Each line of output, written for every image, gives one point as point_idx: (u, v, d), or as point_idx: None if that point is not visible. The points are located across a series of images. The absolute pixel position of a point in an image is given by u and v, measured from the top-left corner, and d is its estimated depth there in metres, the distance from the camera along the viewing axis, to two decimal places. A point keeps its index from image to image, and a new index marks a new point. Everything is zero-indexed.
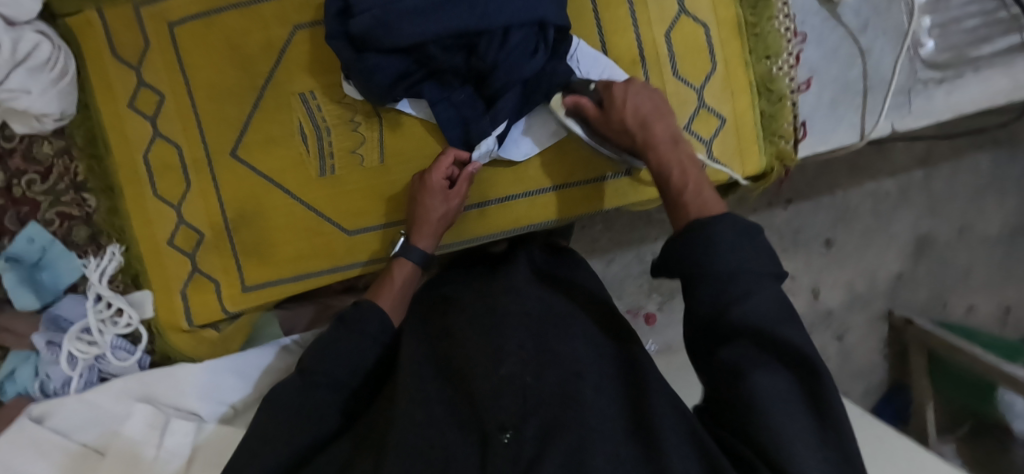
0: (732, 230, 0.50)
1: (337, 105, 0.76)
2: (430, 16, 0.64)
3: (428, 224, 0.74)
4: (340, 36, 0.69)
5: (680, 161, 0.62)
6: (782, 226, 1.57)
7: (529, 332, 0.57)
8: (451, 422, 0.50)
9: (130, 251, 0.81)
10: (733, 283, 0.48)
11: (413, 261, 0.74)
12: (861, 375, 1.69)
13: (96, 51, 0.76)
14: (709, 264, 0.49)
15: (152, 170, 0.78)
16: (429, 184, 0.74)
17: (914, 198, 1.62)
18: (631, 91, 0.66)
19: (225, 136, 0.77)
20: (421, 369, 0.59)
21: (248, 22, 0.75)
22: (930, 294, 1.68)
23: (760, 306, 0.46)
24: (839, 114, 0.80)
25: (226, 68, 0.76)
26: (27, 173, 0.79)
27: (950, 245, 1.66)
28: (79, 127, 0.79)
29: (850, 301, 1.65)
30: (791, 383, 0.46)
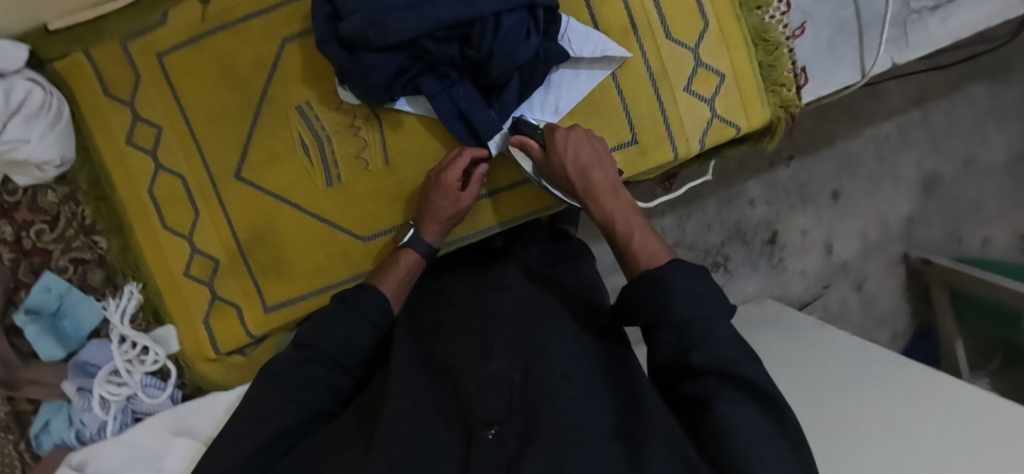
0: (680, 275, 0.53)
1: (335, 112, 0.76)
2: (421, 9, 0.64)
3: (437, 219, 0.75)
4: (331, 43, 0.68)
5: (622, 211, 0.64)
6: (788, 184, 1.57)
7: (521, 331, 0.60)
8: (435, 420, 0.53)
9: (148, 288, 0.80)
10: (701, 313, 0.51)
11: (421, 254, 0.73)
12: (886, 321, 1.69)
13: (88, 91, 0.76)
14: (664, 291, 0.53)
15: (160, 203, 0.78)
16: (445, 181, 0.73)
17: (915, 138, 1.61)
18: (571, 141, 0.68)
19: (228, 159, 0.77)
20: (415, 359, 0.62)
21: (237, 43, 0.75)
22: (944, 231, 1.67)
23: (718, 348, 0.50)
24: (837, 54, 0.79)
25: (220, 90, 0.76)
26: (35, 224, 0.79)
27: (957, 180, 1.65)
28: (82, 170, 0.79)
29: (865, 249, 1.65)
30: (755, 407, 0.48)
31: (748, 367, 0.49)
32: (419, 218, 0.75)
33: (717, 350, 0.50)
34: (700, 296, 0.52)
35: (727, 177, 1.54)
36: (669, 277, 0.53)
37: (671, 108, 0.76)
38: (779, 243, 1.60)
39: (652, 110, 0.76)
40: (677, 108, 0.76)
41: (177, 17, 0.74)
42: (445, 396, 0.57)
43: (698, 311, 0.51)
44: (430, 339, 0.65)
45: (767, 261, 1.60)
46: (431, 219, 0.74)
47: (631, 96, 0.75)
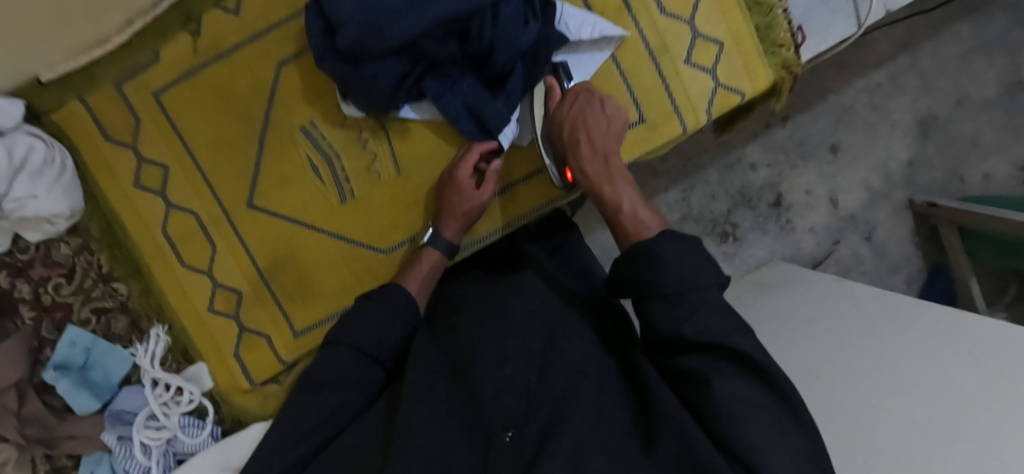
0: (672, 248, 0.55)
1: (341, 127, 0.75)
2: (418, 10, 0.63)
3: (454, 216, 0.74)
4: (328, 56, 0.68)
5: (611, 179, 0.66)
6: (786, 142, 1.61)
7: (536, 335, 0.61)
8: (456, 423, 0.54)
9: (174, 329, 0.79)
10: (682, 298, 0.53)
11: (443, 252, 0.73)
12: (899, 268, 1.70)
13: (90, 142, 0.75)
14: (664, 280, 0.53)
15: (175, 242, 0.77)
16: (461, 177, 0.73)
17: (906, 83, 1.63)
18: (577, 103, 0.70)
19: (239, 189, 0.76)
20: (433, 359, 0.62)
21: (234, 71, 0.74)
22: (946, 172, 1.68)
23: (709, 318, 0.51)
24: (832, 7, 0.79)
25: (222, 120, 0.75)
26: (52, 278, 0.79)
27: (954, 119, 1.66)
28: (93, 219, 0.78)
29: (869, 198, 1.67)
30: (749, 384, 0.50)
31: (740, 340, 0.50)
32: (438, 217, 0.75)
33: (711, 323, 0.51)
34: (689, 272, 0.53)
35: (727, 145, 1.57)
36: (671, 256, 0.54)
37: (674, 81, 0.76)
38: (785, 205, 1.63)
39: (656, 86, 0.76)
40: (680, 81, 0.76)
41: (169, 52, 0.74)
42: (464, 397, 0.57)
43: (691, 281, 0.53)
44: (451, 346, 0.65)
45: (774, 223, 1.63)
46: (449, 217, 0.74)
47: (632, 74, 0.75)
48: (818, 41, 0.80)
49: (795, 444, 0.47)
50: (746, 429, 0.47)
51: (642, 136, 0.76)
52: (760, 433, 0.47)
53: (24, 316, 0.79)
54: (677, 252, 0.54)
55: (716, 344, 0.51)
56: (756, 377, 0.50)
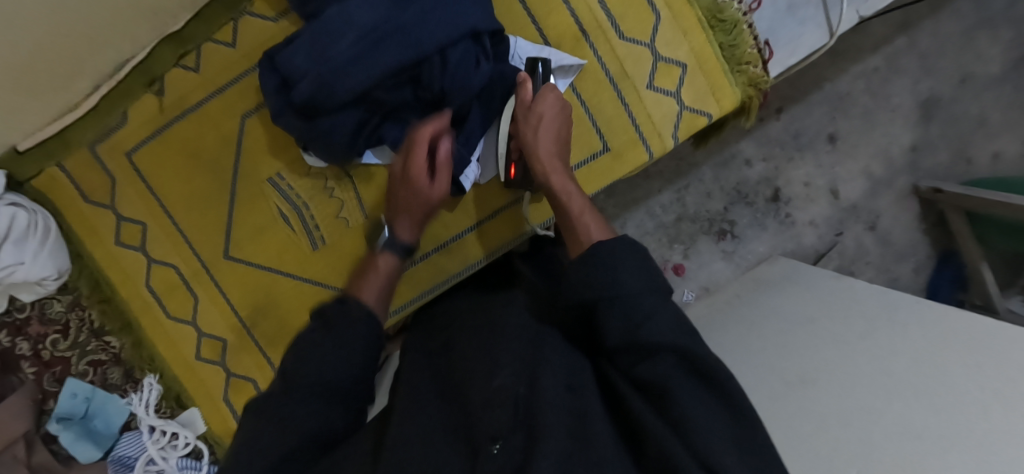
0: (624, 265, 0.55)
1: (306, 177, 0.76)
2: (367, 61, 0.63)
3: (411, 212, 0.72)
4: (285, 111, 0.69)
5: (568, 193, 0.66)
6: (781, 134, 1.56)
7: (523, 345, 0.60)
8: (441, 434, 0.54)
9: (165, 377, 0.82)
10: (636, 304, 0.53)
11: (399, 255, 0.72)
12: (906, 256, 1.66)
13: (71, 204, 0.78)
14: (620, 293, 0.54)
15: (159, 295, 0.80)
16: (416, 171, 0.69)
17: (905, 65, 1.56)
18: (548, 104, 0.67)
19: (214, 242, 0.78)
20: (425, 387, 0.63)
21: (200, 127, 0.75)
22: (953, 154, 1.62)
23: (661, 323, 0.51)
24: (802, 16, 0.76)
25: (193, 176, 0.77)
26: (50, 334, 0.82)
27: (957, 99, 1.60)
28: (81, 277, 0.80)
29: (871, 187, 1.62)
30: (710, 397, 0.48)
31: (693, 347, 0.49)
32: (393, 217, 0.73)
33: (663, 330, 0.51)
34: (641, 284, 0.54)
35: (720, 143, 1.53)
36: (618, 268, 0.55)
37: (638, 108, 0.74)
38: (783, 199, 1.59)
39: (618, 113, 0.74)
40: (644, 107, 0.75)
41: (137, 112, 0.76)
42: (452, 413, 0.57)
43: (641, 291, 0.54)
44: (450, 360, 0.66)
45: (773, 219, 1.59)
46: (403, 217, 0.72)
47: (594, 101, 0.74)
48: (788, 53, 0.77)
49: (751, 460, 0.45)
50: (705, 442, 0.45)
51: (608, 165, 0.76)
52: (720, 448, 0.44)
53: (26, 371, 0.83)
54: (629, 268, 0.55)
55: (669, 352, 0.50)
56: (713, 387, 0.48)
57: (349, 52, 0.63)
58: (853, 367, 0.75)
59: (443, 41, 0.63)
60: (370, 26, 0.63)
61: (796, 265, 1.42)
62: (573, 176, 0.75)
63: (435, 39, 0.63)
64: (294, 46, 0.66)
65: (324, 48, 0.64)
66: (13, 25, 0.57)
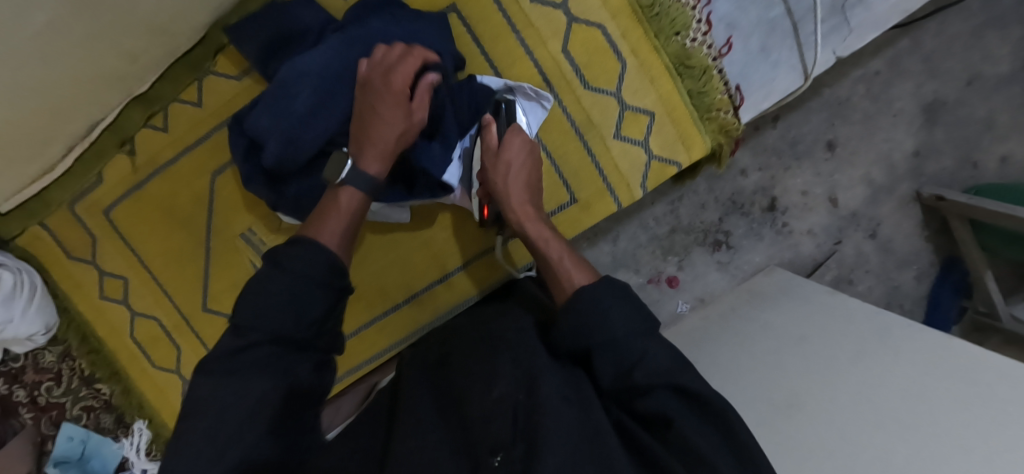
0: (616, 301, 0.55)
1: (277, 233, 0.78)
2: (331, 106, 0.64)
3: (378, 141, 0.60)
4: (255, 175, 0.70)
5: (545, 237, 0.64)
6: (775, 143, 1.34)
7: (520, 351, 0.58)
8: (446, 447, 0.52)
9: (153, 423, 0.85)
10: (627, 348, 0.52)
11: (361, 191, 0.59)
12: (907, 263, 1.42)
13: (56, 261, 0.80)
14: (611, 332, 0.53)
15: (144, 346, 0.83)
16: (393, 89, 0.60)
17: (909, 68, 1.34)
18: (516, 144, 0.66)
19: (193, 297, 0.81)
20: (424, 400, 0.59)
21: (172, 186, 0.77)
22: (956, 158, 1.39)
23: (655, 361, 0.51)
24: (774, 59, 0.74)
25: (169, 233, 0.78)
26: (44, 382, 0.85)
27: (960, 102, 1.36)
28: (69, 330, 0.83)
29: (871, 195, 1.39)
30: (711, 417, 0.49)
31: (688, 377, 0.50)
32: (356, 146, 0.60)
33: (660, 363, 0.51)
34: (631, 321, 0.53)
35: None
36: (607, 309, 0.54)
37: (605, 158, 0.74)
38: (779, 208, 1.36)
39: (586, 164, 0.74)
40: (611, 156, 0.74)
41: (112, 172, 0.77)
42: (452, 426, 0.54)
43: (634, 330, 0.53)
44: (444, 373, 0.63)
45: (770, 228, 1.36)
46: (371, 142, 0.59)
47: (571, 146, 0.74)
48: (762, 96, 0.76)
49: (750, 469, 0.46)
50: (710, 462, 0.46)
51: (576, 216, 0.76)
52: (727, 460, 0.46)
53: (24, 417, 0.85)
54: (614, 302, 0.54)
55: (663, 383, 0.50)
56: (710, 407, 0.49)
57: (312, 102, 0.63)
58: (859, 378, 0.70)
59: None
60: (327, 66, 0.64)
61: (791, 278, 1.18)
62: None
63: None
64: (256, 111, 0.65)
65: (286, 109, 0.63)
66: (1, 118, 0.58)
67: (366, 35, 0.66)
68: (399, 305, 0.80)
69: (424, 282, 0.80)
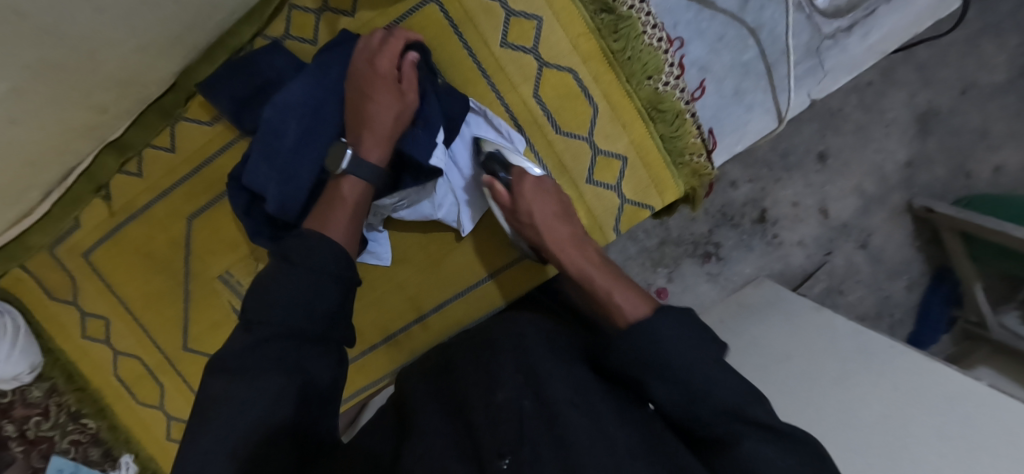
0: (670, 326, 0.46)
1: (253, 275, 0.81)
2: (320, 135, 0.66)
3: (380, 128, 0.62)
4: (259, 229, 0.72)
5: (587, 266, 0.61)
6: (766, 154, 1.16)
7: (525, 352, 0.54)
8: (451, 453, 0.46)
9: (141, 456, 0.87)
10: (687, 376, 0.44)
11: (363, 181, 0.62)
12: (898, 273, 1.24)
13: (38, 302, 0.82)
14: (668, 363, 0.44)
15: (128, 384, 0.85)
16: (379, 75, 0.62)
17: (902, 78, 1.16)
18: (540, 187, 0.68)
19: (173, 337, 0.83)
20: (431, 404, 0.55)
21: (148, 230, 0.80)
22: (949, 167, 1.21)
23: (723, 394, 0.43)
24: (747, 101, 0.78)
25: (146, 277, 0.81)
26: (32, 417, 0.87)
27: (962, 108, 1.18)
28: (53, 368, 0.85)
29: (862, 205, 1.21)
30: (788, 455, 0.40)
31: (756, 411, 0.43)
32: (354, 136, 0.62)
33: (725, 397, 0.43)
34: (691, 348, 0.45)
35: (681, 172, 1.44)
36: (659, 336, 0.45)
37: (578, 201, 0.78)
38: (769, 220, 1.19)
39: None
40: (584, 200, 0.78)
41: (89, 217, 0.80)
42: (458, 432, 0.49)
43: (691, 358, 0.44)
44: (448, 379, 0.58)
45: (761, 239, 1.19)
46: (367, 132, 0.62)
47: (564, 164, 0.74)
48: (735, 138, 0.80)
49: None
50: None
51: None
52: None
53: (15, 450, 0.87)
54: (670, 326, 0.46)
55: (729, 417, 0.43)
56: (791, 444, 0.40)
57: (301, 131, 0.65)
58: (839, 397, 0.69)
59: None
60: (308, 94, 0.65)
61: (778, 291, 1.04)
62: (517, 268, 0.82)
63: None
64: (251, 162, 0.66)
65: (278, 149, 0.65)
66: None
67: (341, 65, 0.67)
68: (376, 345, 0.84)
69: (401, 323, 0.83)
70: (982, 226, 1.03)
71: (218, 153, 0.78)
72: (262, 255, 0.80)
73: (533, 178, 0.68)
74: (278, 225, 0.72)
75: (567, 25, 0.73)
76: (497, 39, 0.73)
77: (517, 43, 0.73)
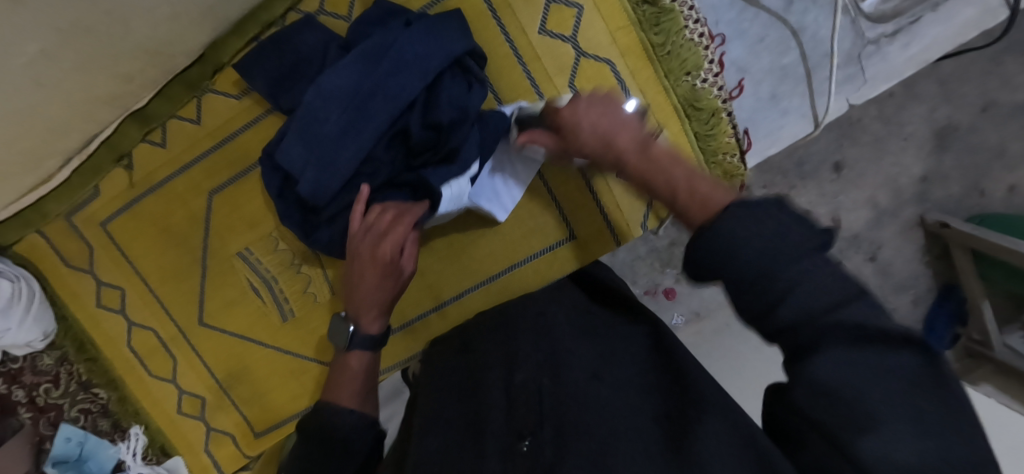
0: (736, 219, 0.36)
1: (274, 253, 0.81)
2: (359, 124, 0.64)
3: (368, 305, 0.65)
4: (290, 211, 0.72)
5: (657, 163, 0.50)
6: (783, 160, 1.16)
7: (540, 336, 0.60)
8: (466, 429, 0.54)
9: (151, 428, 0.87)
10: (770, 267, 0.34)
11: (368, 351, 0.66)
12: (905, 288, 1.24)
13: (53, 269, 0.82)
14: (739, 267, 0.35)
15: (141, 356, 0.85)
16: (383, 257, 0.64)
17: (923, 92, 1.16)
18: (584, 104, 0.57)
19: (189, 311, 0.83)
20: (454, 379, 0.62)
21: (168, 203, 0.79)
22: (964, 185, 1.20)
23: (812, 294, 0.32)
24: (783, 104, 0.79)
25: (165, 249, 0.81)
26: (42, 384, 0.86)
27: (982, 125, 1.17)
28: (66, 337, 0.85)
29: (875, 218, 1.20)
30: (878, 357, 0.30)
31: (850, 311, 0.31)
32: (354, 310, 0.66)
33: (812, 294, 0.32)
34: (763, 244, 0.34)
35: None
36: (728, 238, 0.35)
37: (606, 197, 0.79)
38: None
39: (588, 203, 0.79)
40: (612, 195, 0.78)
41: (108, 187, 0.79)
42: (473, 408, 0.56)
43: (766, 254, 0.34)
44: (468, 358, 0.64)
45: None
46: (363, 305, 0.66)
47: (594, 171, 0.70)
48: (768, 142, 0.81)
49: (950, 451, 0.27)
50: (869, 423, 0.29)
51: (572, 253, 0.82)
52: (892, 415, 0.29)
53: (22, 416, 0.86)
54: (739, 222, 0.35)
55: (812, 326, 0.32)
56: (895, 353, 0.30)
57: (341, 124, 0.64)
58: None
59: (419, 86, 0.64)
60: (358, 84, 0.64)
61: None
62: (537, 262, 0.82)
63: (415, 83, 0.64)
64: (288, 141, 0.66)
65: (317, 134, 0.65)
66: (17, 127, 0.61)
67: (386, 46, 0.65)
68: (393, 331, 0.83)
69: (419, 310, 0.83)
70: (995, 245, 1.03)
71: (242, 129, 0.77)
72: (282, 235, 0.80)
73: (585, 98, 0.58)
74: (310, 207, 0.72)
75: (608, 16, 0.72)
76: (536, 26, 0.73)
77: (555, 31, 0.73)
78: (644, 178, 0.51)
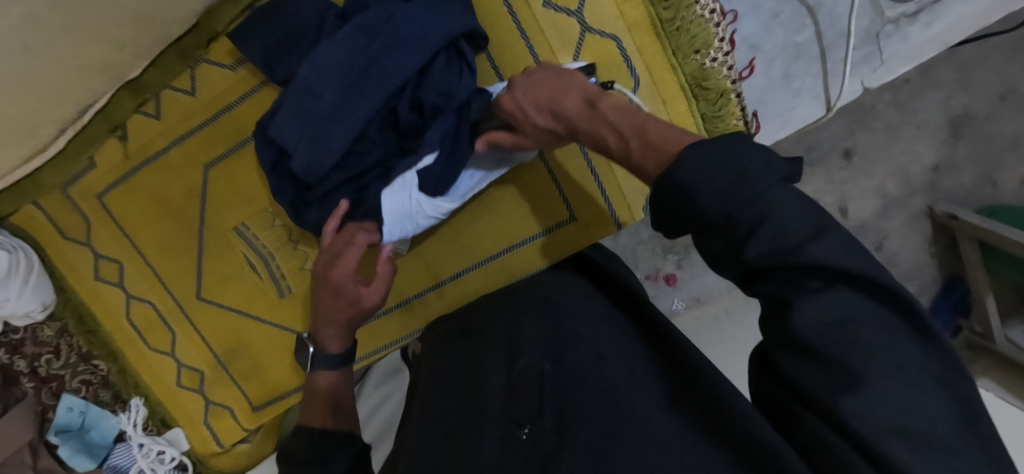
0: (699, 161, 0.33)
1: (270, 230, 0.80)
2: (354, 100, 0.63)
3: (332, 325, 0.65)
4: (284, 187, 0.71)
5: (613, 119, 0.45)
6: (793, 146, 1.13)
7: (548, 319, 0.60)
8: (463, 415, 0.54)
9: (150, 401, 0.88)
10: (745, 191, 0.31)
11: (336, 368, 0.66)
12: (909, 277, 1.21)
13: (51, 241, 0.82)
14: (694, 205, 0.33)
15: (140, 329, 0.85)
16: (337, 282, 0.62)
17: (941, 77, 1.12)
18: (533, 78, 0.54)
19: (186, 285, 0.83)
20: (453, 363, 0.62)
21: (164, 175, 0.78)
22: (976, 175, 1.17)
23: (787, 216, 0.30)
24: (795, 85, 0.77)
25: (160, 224, 0.80)
26: (43, 355, 0.87)
27: (1000, 115, 1.14)
28: (65, 309, 0.85)
29: (883, 207, 1.17)
30: (857, 306, 0.29)
31: (820, 247, 0.29)
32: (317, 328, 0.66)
33: (781, 229, 0.30)
34: (723, 166, 0.32)
35: None
36: (709, 170, 0.32)
37: (608, 179, 0.78)
38: None
39: (589, 184, 0.78)
40: (615, 179, 0.78)
41: (103, 159, 0.78)
42: (468, 394, 0.56)
43: (732, 183, 0.32)
44: (468, 342, 0.64)
45: None
46: (327, 325, 0.65)
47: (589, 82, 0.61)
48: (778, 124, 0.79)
49: (932, 403, 0.27)
50: (852, 382, 0.28)
51: (573, 234, 0.79)
52: (879, 382, 0.28)
53: (25, 386, 0.86)
54: (694, 168, 0.33)
55: (786, 267, 0.30)
56: (877, 304, 0.29)
57: (337, 100, 0.63)
58: None
59: (413, 62, 0.62)
60: (353, 60, 0.62)
61: None
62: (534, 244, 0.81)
63: (411, 60, 0.62)
64: (282, 116, 0.65)
65: (312, 109, 0.64)
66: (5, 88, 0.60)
67: (384, 20, 0.63)
68: (390, 309, 0.83)
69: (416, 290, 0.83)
70: (1001, 236, 1.00)
71: (237, 100, 0.76)
72: (277, 211, 0.79)
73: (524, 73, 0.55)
74: (305, 184, 0.71)
75: None
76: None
77: (560, 5, 0.71)
78: (595, 135, 0.47)
